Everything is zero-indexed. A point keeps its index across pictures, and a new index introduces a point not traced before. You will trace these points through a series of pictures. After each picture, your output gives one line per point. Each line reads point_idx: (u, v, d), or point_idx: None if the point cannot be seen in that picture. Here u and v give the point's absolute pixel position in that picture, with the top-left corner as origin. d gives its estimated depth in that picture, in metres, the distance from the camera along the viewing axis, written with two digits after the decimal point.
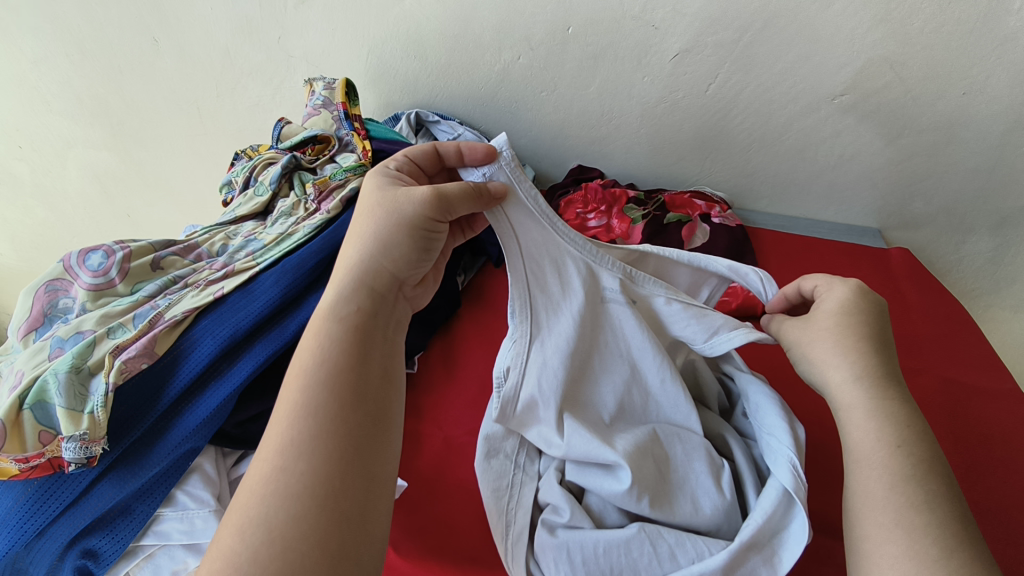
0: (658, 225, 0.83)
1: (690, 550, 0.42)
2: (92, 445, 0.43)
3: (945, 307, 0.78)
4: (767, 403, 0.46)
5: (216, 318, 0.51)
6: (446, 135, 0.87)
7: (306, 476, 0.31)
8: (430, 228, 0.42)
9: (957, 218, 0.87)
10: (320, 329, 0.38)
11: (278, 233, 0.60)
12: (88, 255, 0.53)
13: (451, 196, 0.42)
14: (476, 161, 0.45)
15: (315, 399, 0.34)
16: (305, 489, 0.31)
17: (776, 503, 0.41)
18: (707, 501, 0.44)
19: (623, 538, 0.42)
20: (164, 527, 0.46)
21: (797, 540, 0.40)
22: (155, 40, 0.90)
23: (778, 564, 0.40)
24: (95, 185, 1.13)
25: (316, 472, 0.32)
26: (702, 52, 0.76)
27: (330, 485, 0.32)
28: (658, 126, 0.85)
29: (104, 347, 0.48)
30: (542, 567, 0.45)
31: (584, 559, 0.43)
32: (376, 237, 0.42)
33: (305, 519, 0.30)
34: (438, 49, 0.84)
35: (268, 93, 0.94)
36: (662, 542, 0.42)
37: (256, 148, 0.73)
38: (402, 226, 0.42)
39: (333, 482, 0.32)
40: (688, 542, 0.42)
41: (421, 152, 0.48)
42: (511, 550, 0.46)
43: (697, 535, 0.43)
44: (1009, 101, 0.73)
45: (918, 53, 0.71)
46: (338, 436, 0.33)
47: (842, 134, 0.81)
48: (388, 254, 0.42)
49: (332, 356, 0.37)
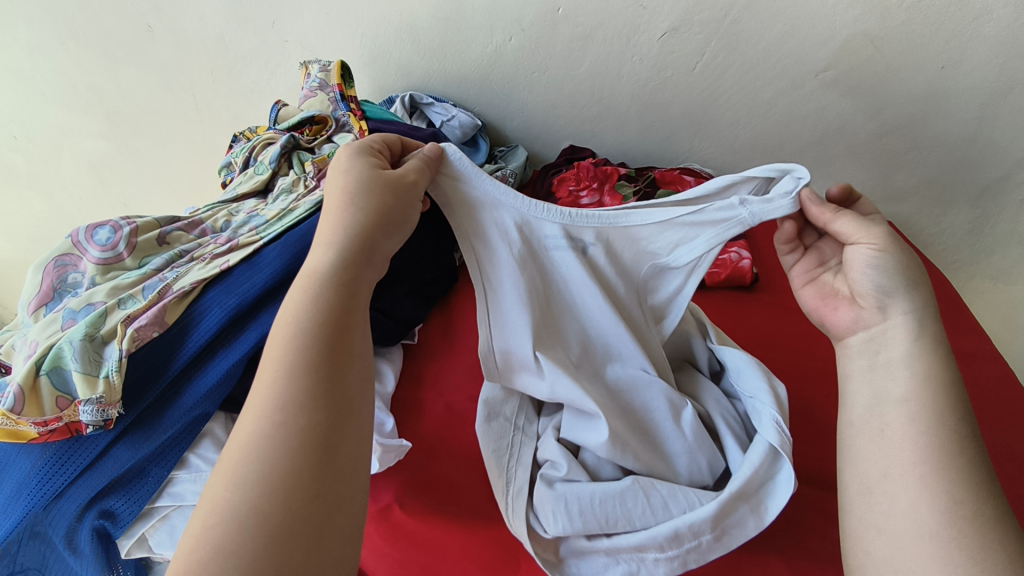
0: (649, 201, 0.85)
1: (682, 503, 0.44)
2: (108, 408, 0.45)
3: (925, 275, 0.81)
4: (745, 366, 0.49)
5: (223, 288, 0.53)
6: (439, 117, 0.89)
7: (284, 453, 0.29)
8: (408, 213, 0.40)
9: (938, 191, 0.90)
10: (305, 301, 0.34)
11: (280, 209, 0.62)
12: (96, 231, 0.54)
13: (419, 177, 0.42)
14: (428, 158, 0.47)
15: (294, 384, 0.31)
16: (279, 473, 0.28)
17: (763, 457, 0.44)
18: (689, 456, 0.47)
19: (618, 490, 0.44)
20: (178, 489, 0.48)
21: (784, 490, 0.43)
22: (149, 27, 0.91)
23: (765, 514, 0.43)
24: (91, 174, 1.14)
25: (289, 464, 0.29)
26: (689, 31, 0.78)
27: (300, 476, 0.28)
28: (647, 105, 0.87)
29: (116, 317, 0.49)
30: (541, 519, 0.45)
31: (580, 510, 0.44)
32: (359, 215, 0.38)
33: (272, 514, 0.27)
34: (431, 31, 0.85)
35: (263, 78, 0.95)
36: (653, 494, 0.44)
37: (254, 130, 0.74)
38: (387, 209, 0.39)
39: (304, 473, 0.28)
40: (679, 494, 0.44)
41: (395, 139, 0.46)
42: (511, 503, 0.46)
43: (687, 489, 0.45)
44: (984, 74, 0.76)
45: (898, 29, 0.74)
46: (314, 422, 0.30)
47: (826, 109, 0.83)
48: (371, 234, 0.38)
49: (313, 332, 0.33)
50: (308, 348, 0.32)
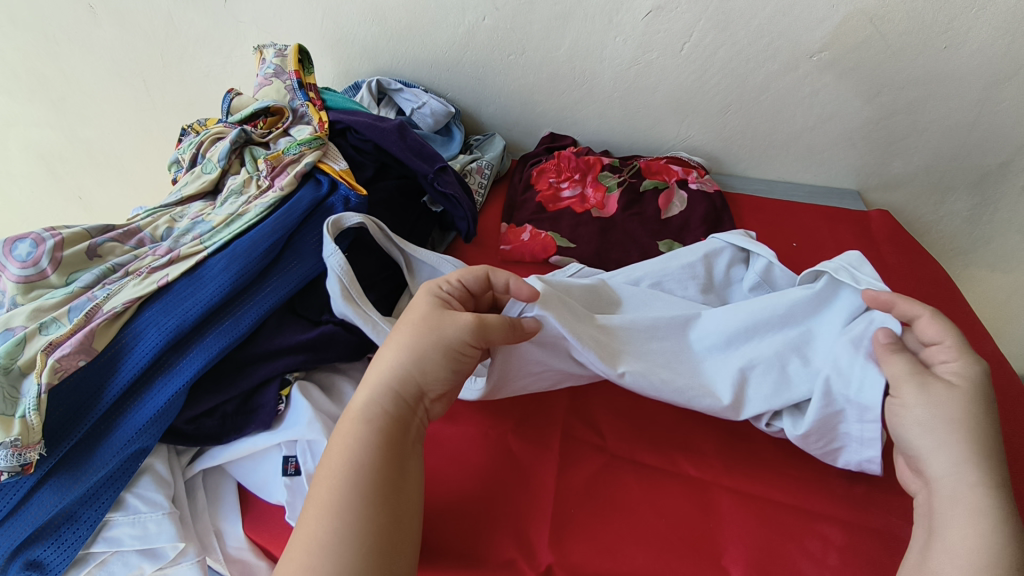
0: (634, 192, 0.80)
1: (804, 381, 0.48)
2: (25, 452, 0.40)
3: (925, 268, 0.77)
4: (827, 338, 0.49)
5: (162, 307, 0.47)
6: (409, 104, 0.83)
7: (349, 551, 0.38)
8: (463, 349, 0.46)
9: (936, 178, 0.86)
10: (349, 432, 0.43)
11: (228, 214, 0.56)
12: (15, 245, 0.49)
13: (490, 324, 0.46)
14: None
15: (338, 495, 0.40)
16: (352, 557, 0.37)
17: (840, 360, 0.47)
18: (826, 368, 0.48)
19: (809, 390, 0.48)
20: (115, 533, 0.43)
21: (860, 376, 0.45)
22: (90, 7, 0.84)
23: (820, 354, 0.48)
24: (42, 167, 1.07)
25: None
26: (676, 9, 0.72)
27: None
28: (631, 89, 0.82)
29: (36, 344, 0.44)
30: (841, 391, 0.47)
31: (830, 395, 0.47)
32: (413, 352, 0.45)
33: None
34: (397, 11, 0.79)
35: (218, 63, 0.88)
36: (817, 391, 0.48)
37: (203, 123, 0.68)
38: (438, 345, 0.45)
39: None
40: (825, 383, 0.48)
41: (475, 279, 0.50)
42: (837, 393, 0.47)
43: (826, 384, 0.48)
44: (989, 55, 0.71)
45: (899, 5, 0.69)
46: (372, 527, 0.39)
47: (821, 93, 0.78)
48: (420, 366, 0.45)
49: (353, 467, 0.41)
50: (360, 468, 0.41)
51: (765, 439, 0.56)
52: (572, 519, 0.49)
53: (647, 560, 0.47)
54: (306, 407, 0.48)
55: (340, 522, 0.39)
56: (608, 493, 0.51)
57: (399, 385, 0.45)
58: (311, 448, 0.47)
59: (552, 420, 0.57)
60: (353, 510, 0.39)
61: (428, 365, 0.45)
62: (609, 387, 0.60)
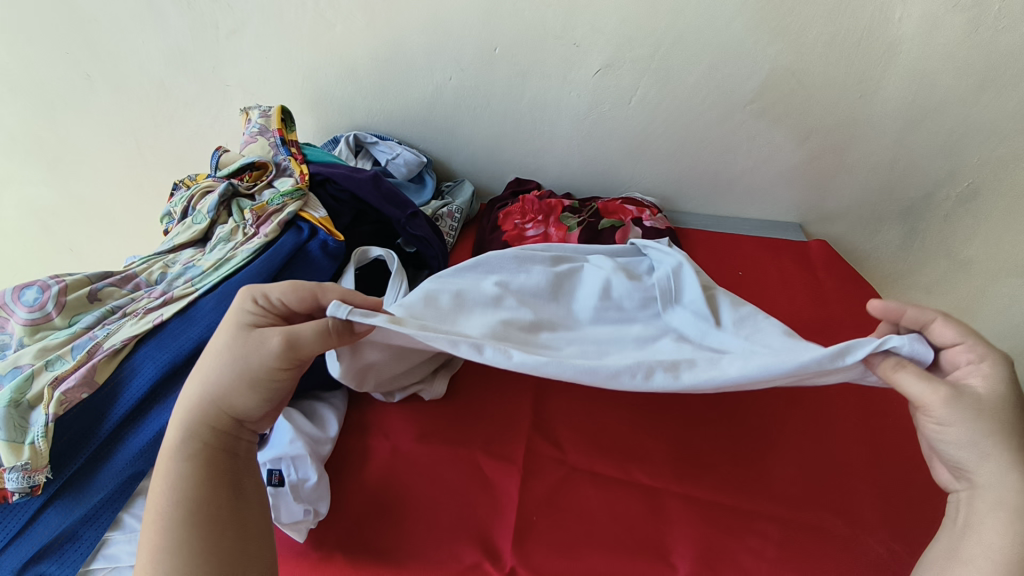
0: (594, 230, 0.87)
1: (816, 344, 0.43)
2: (34, 474, 0.45)
3: (858, 291, 0.84)
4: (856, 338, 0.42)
5: (157, 344, 0.53)
6: (384, 156, 0.90)
7: (201, 564, 0.39)
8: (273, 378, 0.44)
9: (868, 210, 0.95)
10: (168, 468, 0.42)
11: (216, 259, 0.62)
12: (23, 291, 0.54)
13: (302, 341, 0.43)
14: (303, 498, 0.53)
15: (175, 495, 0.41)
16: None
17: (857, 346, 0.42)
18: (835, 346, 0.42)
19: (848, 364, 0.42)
20: (113, 550, 0.47)
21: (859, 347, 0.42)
22: (88, 75, 0.91)
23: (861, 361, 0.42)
24: (33, 221, 1.11)
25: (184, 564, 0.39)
26: (622, 67, 0.82)
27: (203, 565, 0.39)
28: (588, 137, 0.90)
29: (42, 380, 0.49)
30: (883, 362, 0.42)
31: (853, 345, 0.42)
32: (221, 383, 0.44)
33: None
34: (373, 73, 0.87)
35: (207, 122, 0.95)
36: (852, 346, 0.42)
37: (194, 178, 0.74)
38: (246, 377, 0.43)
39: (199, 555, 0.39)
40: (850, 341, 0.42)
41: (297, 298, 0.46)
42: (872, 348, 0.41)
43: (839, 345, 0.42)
44: (899, 100, 0.81)
45: (815, 62, 0.79)
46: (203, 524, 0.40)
47: (757, 137, 0.87)
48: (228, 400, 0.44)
49: (179, 502, 0.41)
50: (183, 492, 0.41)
51: (711, 447, 0.61)
52: (534, 526, 0.54)
53: (604, 558, 0.51)
54: (287, 430, 0.55)
55: (195, 538, 0.40)
56: (567, 502, 0.56)
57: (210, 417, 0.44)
58: (291, 467, 0.53)
59: (514, 437, 0.62)
60: (190, 518, 0.40)
61: (235, 398, 0.44)
62: (568, 404, 0.65)
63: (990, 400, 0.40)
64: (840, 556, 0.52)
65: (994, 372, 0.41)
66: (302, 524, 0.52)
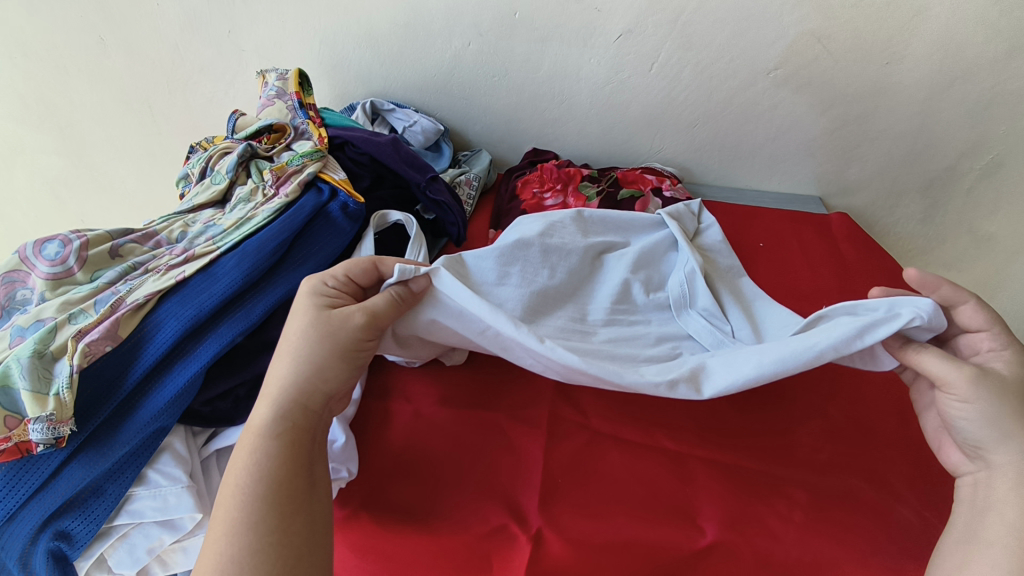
0: (612, 201, 0.85)
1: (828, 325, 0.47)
2: (59, 426, 0.44)
3: (881, 264, 0.83)
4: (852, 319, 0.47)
5: (179, 299, 0.52)
6: (401, 123, 0.88)
7: (274, 543, 0.39)
8: (359, 348, 0.48)
9: (890, 183, 0.93)
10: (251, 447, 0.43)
11: (237, 218, 0.61)
12: (44, 245, 0.53)
13: (379, 314, 0.48)
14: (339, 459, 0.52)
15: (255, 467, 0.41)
16: (272, 559, 0.38)
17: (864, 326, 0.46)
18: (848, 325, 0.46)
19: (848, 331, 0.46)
20: (137, 506, 0.47)
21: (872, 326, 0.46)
22: (101, 39, 0.90)
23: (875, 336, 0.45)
24: (46, 191, 1.11)
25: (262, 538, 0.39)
26: (644, 33, 0.80)
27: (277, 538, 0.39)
28: (607, 106, 0.88)
29: (66, 332, 0.48)
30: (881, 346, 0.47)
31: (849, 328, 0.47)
32: (309, 359, 0.46)
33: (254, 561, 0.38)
34: (389, 38, 0.86)
35: (221, 88, 0.94)
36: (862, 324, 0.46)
37: (211, 140, 0.73)
38: (336, 350, 0.47)
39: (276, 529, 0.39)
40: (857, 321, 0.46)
41: (361, 269, 0.51)
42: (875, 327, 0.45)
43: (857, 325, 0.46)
44: (927, 68, 0.79)
45: (842, 27, 0.77)
46: (278, 497, 0.40)
47: (780, 106, 0.86)
48: (320, 374, 0.46)
49: (261, 479, 0.41)
50: (264, 470, 0.41)
51: (735, 414, 0.61)
52: (560, 489, 0.53)
53: (630, 521, 0.51)
54: None
55: (268, 508, 0.40)
56: (592, 466, 0.56)
57: (300, 395, 0.45)
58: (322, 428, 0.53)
59: (537, 402, 0.61)
60: (273, 494, 0.40)
61: (330, 371, 0.46)
62: None
63: (1012, 381, 0.43)
64: (870, 522, 0.52)
65: (1006, 359, 0.44)
66: (335, 484, 0.52)
